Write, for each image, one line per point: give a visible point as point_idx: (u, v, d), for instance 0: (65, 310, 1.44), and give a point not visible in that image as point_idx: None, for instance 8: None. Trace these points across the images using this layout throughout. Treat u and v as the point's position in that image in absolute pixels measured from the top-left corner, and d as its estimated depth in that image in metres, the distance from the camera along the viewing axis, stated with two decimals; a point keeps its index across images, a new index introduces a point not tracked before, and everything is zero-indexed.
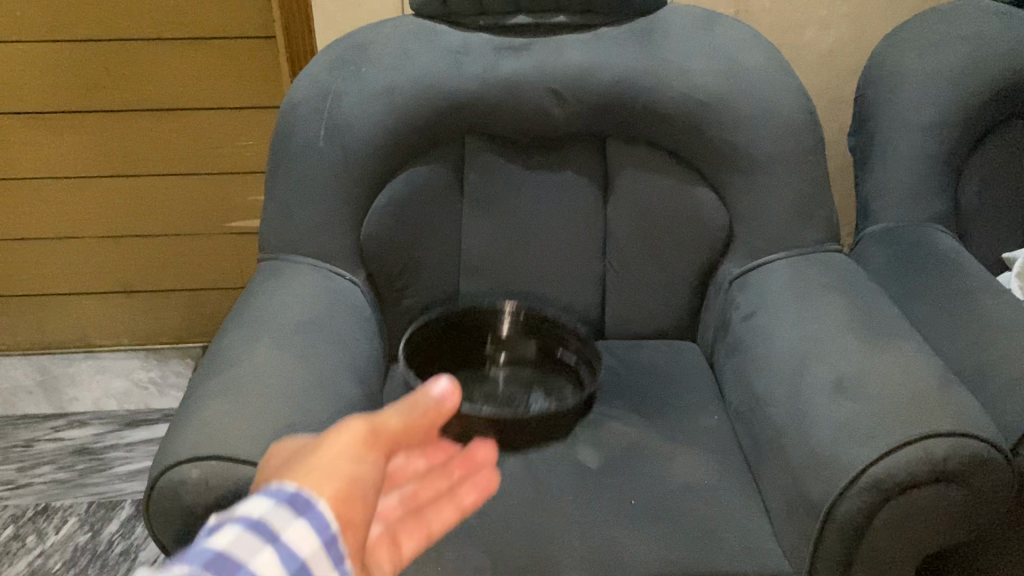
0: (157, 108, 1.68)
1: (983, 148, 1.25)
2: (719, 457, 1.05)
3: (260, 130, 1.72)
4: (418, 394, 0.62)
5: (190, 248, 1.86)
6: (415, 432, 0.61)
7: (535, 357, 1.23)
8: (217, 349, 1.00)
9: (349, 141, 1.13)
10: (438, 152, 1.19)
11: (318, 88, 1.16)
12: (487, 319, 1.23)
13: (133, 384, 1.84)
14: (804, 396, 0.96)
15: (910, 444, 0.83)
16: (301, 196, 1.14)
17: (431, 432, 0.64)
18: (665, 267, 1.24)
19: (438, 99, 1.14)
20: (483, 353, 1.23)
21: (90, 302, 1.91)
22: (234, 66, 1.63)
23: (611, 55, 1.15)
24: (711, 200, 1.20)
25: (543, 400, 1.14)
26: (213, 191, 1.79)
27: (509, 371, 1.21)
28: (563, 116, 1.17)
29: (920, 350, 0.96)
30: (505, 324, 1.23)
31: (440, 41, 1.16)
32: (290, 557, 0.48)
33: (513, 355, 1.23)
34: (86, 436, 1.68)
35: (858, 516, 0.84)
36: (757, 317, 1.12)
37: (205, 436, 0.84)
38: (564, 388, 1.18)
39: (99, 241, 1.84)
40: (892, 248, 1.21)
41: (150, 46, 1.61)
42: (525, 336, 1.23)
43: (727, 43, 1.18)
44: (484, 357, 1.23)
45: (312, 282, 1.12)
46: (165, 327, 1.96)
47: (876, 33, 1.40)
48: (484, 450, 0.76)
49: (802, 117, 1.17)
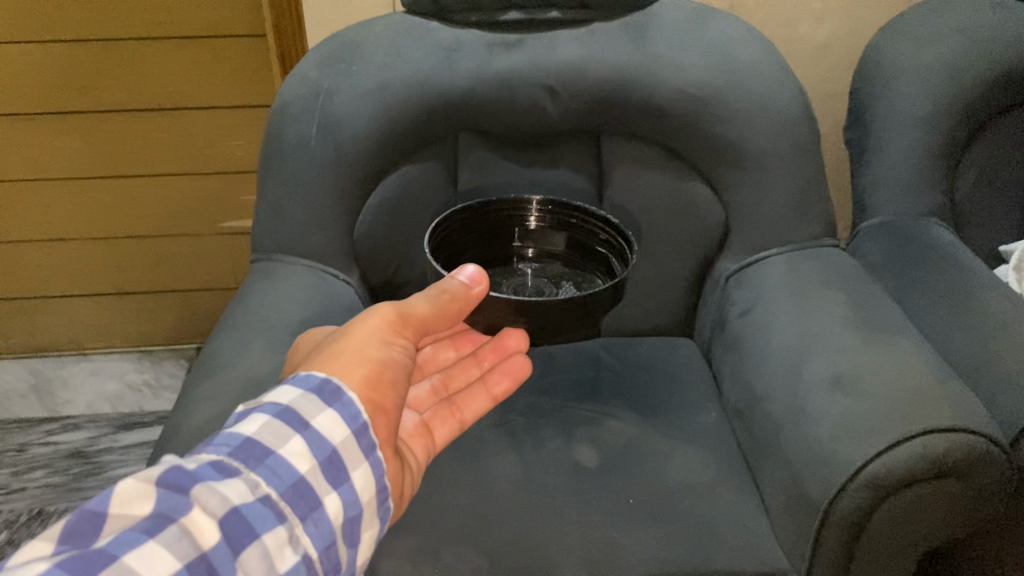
0: (148, 108, 1.66)
1: (980, 140, 1.25)
2: (717, 454, 1.05)
3: (251, 129, 1.70)
4: (448, 283, 0.79)
5: (183, 248, 1.85)
6: (443, 313, 0.78)
7: (565, 251, 1.11)
8: (210, 351, 0.99)
9: (341, 139, 1.12)
10: (431, 150, 1.19)
11: (309, 86, 1.15)
12: (512, 215, 1.09)
13: (127, 387, 1.82)
14: (802, 392, 0.95)
15: (909, 440, 0.82)
16: (294, 196, 1.13)
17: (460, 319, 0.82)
18: (661, 263, 1.23)
19: (431, 97, 1.13)
20: (509, 249, 1.11)
21: (83, 304, 1.90)
22: (226, 65, 1.62)
23: (605, 49, 1.14)
24: (706, 196, 1.19)
25: (574, 291, 1.05)
26: (206, 191, 1.78)
27: (538, 266, 1.11)
28: (557, 112, 1.16)
29: (917, 344, 0.96)
30: (534, 219, 1.10)
31: (431, 38, 1.15)
32: (315, 444, 0.62)
33: (543, 248, 1.11)
34: (80, 439, 1.67)
35: (857, 513, 0.83)
36: (754, 313, 1.11)
37: (199, 439, 0.83)
38: (596, 278, 1.08)
39: (90, 242, 1.82)
40: (889, 242, 1.20)
41: (139, 45, 1.59)
42: (556, 229, 1.10)
43: (722, 37, 1.17)
44: (509, 253, 1.12)
45: (305, 282, 1.11)
46: (158, 328, 1.95)
47: (870, 26, 1.39)
48: (514, 338, 0.93)
49: (797, 111, 1.16)
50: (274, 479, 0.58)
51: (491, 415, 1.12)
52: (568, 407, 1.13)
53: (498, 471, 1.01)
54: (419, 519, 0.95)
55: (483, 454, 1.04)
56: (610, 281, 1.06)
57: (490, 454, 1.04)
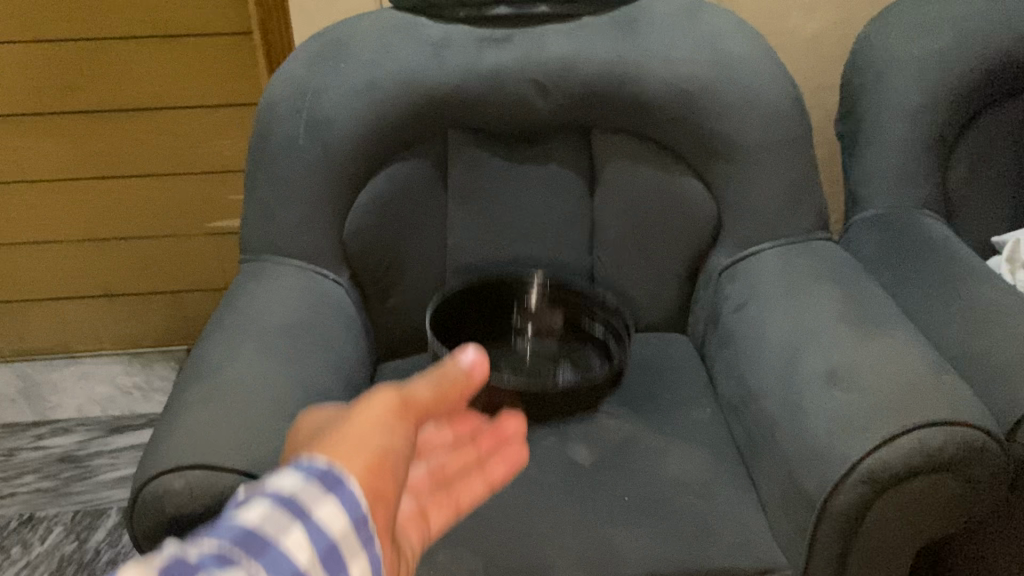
0: (135, 108, 1.65)
1: (971, 130, 1.24)
2: (712, 451, 1.04)
3: (239, 129, 1.69)
4: (449, 365, 0.65)
5: (172, 249, 1.83)
6: (443, 400, 0.64)
7: (562, 330, 1.22)
8: (200, 354, 0.98)
9: (329, 138, 1.11)
10: (421, 148, 1.17)
11: (297, 84, 1.13)
12: (512, 289, 1.21)
13: (117, 389, 1.81)
14: (797, 387, 0.95)
15: (905, 435, 0.82)
16: (282, 196, 1.12)
17: (458, 403, 0.67)
18: (654, 258, 1.23)
19: (419, 94, 1.12)
20: (509, 325, 1.22)
21: (71, 307, 1.88)
22: (213, 63, 1.61)
23: (595, 44, 1.13)
24: (699, 190, 1.18)
25: (571, 371, 1.15)
26: (193, 192, 1.76)
27: (535, 340, 1.21)
28: (547, 108, 1.15)
29: (913, 338, 0.95)
30: (532, 296, 1.21)
31: (419, 34, 1.14)
32: (349, 506, 0.50)
33: (539, 327, 1.22)
34: (71, 443, 1.66)
35: (854, 509, 0.82)
36: (748, 308, 1.10)
37: (188, 444, 0.82)
38: (592, 357, 1.18)
39: (77, 245, 1.80)
40: (882, 234, 1.20)
41: (124, 45, 1.58)
42: (551, 307, 1.21)
43: (712, 30, 1.16)
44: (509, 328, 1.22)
45: (296, 283, 1.10)
46: (148, 330, 1.92)
47: (861, 18, 1.39)
48: (514, 423, 0.82)
49: (788, 104, 1.15)
50: (312, 544, 0.47)
51: None
52: None
53: None
54: None
55: None
56: (603, 364, 1.17)
57: None
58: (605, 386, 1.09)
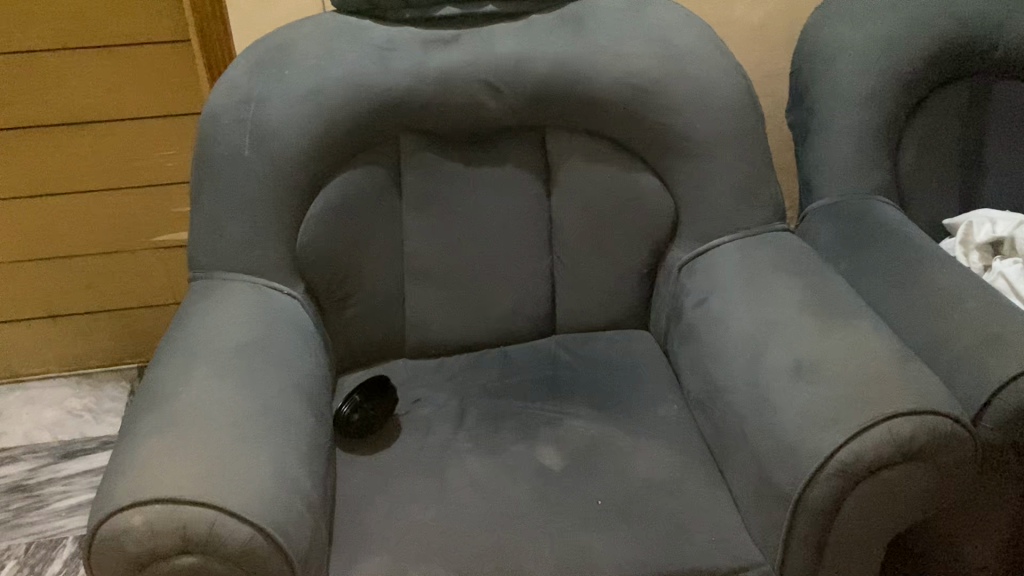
0: (70, 121, 1.59)
1: (920, 114, 1.26)
2: (682, 449, 1.04)
3: (182, 138, 1.64)
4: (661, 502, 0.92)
5: (115, 266, 1.76)
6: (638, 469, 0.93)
7: (543, 387, 1.15)
8: (152, 380, 0.94)
9: (276, 147, 1.07)
10: (372, 154, 1.14)
11: (239, 93, 1.09)
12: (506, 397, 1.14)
13: (66, 413, 1.74)
14: (764, 381, 0.94)
15: (876, 426, 0.82)
16: (230, 209, 1.09)
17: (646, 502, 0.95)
18: (613, 255, 1.22)
19: (368, 100, 1.09)
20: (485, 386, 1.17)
21: (13, 331, 1.81)
22: (149, 72, 1.55)
23: (545, 42, 1.12)
24: (655, 186, 1.18)
25: (556, 419, 1.09)
26: (134, 206, 1.70)
27: (513, 392, 1.15)
28: (499, 108, 1.13)
29: (874, 326, 0.96)
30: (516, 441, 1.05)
31: (365, 38, 1.11)
32: None
33: (519, 458, 1.02)
34: (20, 472, 1.59)
35: (828, 502, 0.82)
36: (710, 302, 1.10)
37: (146, 477, 0.79)
38: (576, 404, 1.12)
39: (15, 266, 1.74)
40: (839, 223, 1.20)
41: (54, 56, 1.52)
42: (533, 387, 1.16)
43: (661, 24, 1.15)
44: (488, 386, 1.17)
45: (248, 300, 1.07)
46: (96, 350, 1.85)
47: (806, 5, 1.40)
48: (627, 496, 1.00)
49: (741, 96, 1.15)
50: None
51: (451, 423, 1.09)
52: (530, 409, 1.11)
53: (460, 481, 0.99)
54: (385, 537, 0.92)
55: (446, 464, 1.02)
56: (590, 412, 1.10)
57: (452, 464, 1.02)
58: (586, 487, 0.97)
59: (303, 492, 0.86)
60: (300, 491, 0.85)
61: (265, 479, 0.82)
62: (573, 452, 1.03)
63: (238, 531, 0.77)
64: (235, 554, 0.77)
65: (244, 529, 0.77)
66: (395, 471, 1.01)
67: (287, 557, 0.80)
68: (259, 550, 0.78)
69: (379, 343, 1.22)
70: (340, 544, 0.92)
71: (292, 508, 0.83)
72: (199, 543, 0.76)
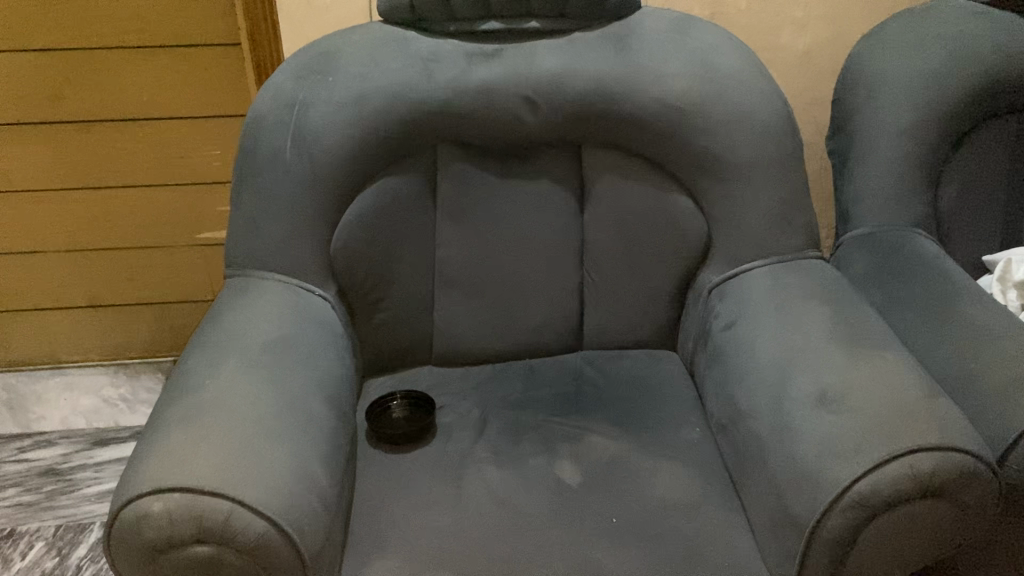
0: (122, 116, 1.63)
1: (963, 149, 1.24)
2: (701, 471, 1.03)
3: (228, 139, 1.68)
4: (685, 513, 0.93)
5: (158, 259, 1.81)
6: None
7: (564, 402, 1.15)
8: (181, 372, 0.96)
9: (316, 151, 1.09)
10: (410, 163, 1.16)
11: (284, 97, 1.12)
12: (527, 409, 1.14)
13: (103, 401, 1.79)
14: (788, 408, 0.94)
15: (895, 460, 0.81)
16: (268, 209, 1.11)
17: (660, 524, 0.94)
18: (643, 275, 1.22)
19: (408, 110, 1.11)
20: (507, 397, 1.17)
21: (57, 317, 1.86)
22: (201, 73, 1.59)
23: (587, 60, 1.13)
24: (689, 207, 1.17)
25: (576, 435, 1.09)
26: (180, 203, 1.75)
27: (535, 406, 1.15)
28: (537, 123, 1.15)
29: (903, 358, 0.94)
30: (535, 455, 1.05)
31: (408, 48, 1.13)
32: None
33: (537, 472, 1.03)
34: (55, 456, 1.64)
35: (844, 534, 0.81)
36: (738, 326, 1.09)
37: (168, 465, 0.80)
38: (598, 420, 1.12)
39: (63, 255, 1.79)
40: (874, 254, 1.19)
41: (110, 53, 1.56)
42: (555, 401, 1.16)
43: (703, 46, 1.15)
44: (510, 397, 1.17)
45: (280, 299, 1.09)
46: (135, 341, 1.91)
47: (853, 33, 1.39)
48: None
49: (780, 121, 1.15)
50: None
51: (472, 433, 1.10)
52: (551, 423, 1.11)
53: (477, 490, 0.99)
54: (398, 540, 0.93)
55: (464, 472, 1.03)
56: (611, 429, 1.10)
57: (470, 473, 1.02)
58: (601, 504, 0.97)
59: (320, 490, 0.87)
60: (316, 489, 0.87)
61: (283, 474, 0.84)
62: (591, 469, 1.03)
63: (253, 524, 0.78)
64: (248, 547, 0.78)
65: (258, 523, 0.79)
66: (413, 475, 1.02)
67: (299, 552, 0.81)
68: (272, 544, 0.79)
69: (406, 349, 1.23)
70: (354, 544, 0.93)
71: (309, 505, 0.84)
72: (214, 533, 0.77)
